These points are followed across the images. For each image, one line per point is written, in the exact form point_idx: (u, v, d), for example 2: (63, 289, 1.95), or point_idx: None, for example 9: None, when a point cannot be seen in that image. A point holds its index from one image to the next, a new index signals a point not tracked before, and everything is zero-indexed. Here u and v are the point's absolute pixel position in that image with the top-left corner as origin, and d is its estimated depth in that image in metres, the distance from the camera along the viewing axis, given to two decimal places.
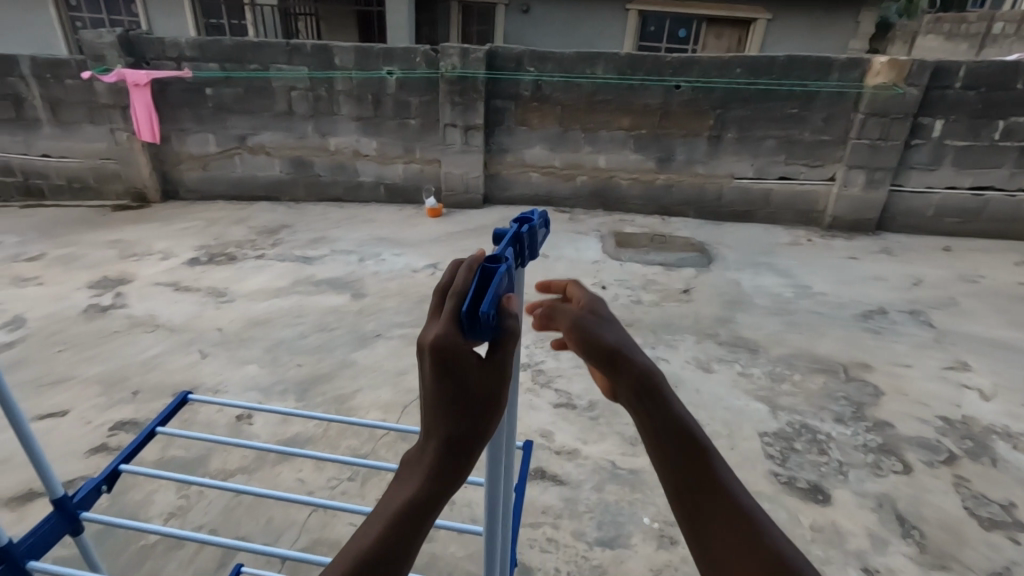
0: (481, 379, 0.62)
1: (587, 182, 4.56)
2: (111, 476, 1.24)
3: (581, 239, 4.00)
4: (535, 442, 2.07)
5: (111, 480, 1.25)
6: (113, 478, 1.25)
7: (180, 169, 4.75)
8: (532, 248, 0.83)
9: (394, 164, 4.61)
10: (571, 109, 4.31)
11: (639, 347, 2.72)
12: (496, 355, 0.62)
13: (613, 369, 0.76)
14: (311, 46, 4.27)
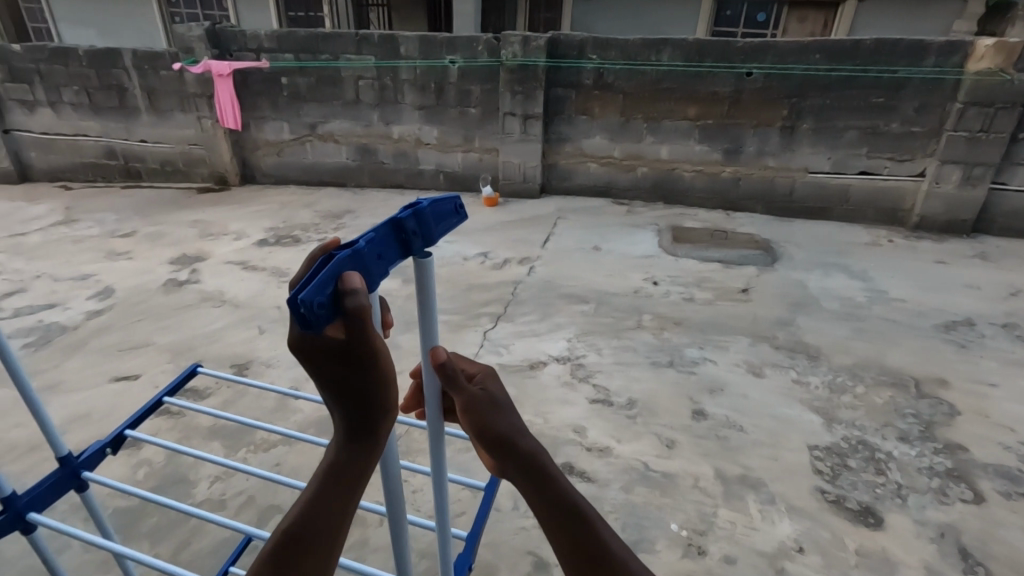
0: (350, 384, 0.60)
1: (648, 173, 4.42)
2: (116, 440, 1.21)
3: (637, 233, 3.89)
4: (566, 437, 2.04)
5: (120, 440, 1.22)
6: (121, 443, 1.22)
7: (257, 155, 5.04)
8: (432, 232, 0.66)
9: (454, 153, 4.66)
10: (634, 97, 4.18)
11: (686, 346, 2.61)
12: (352, 343, 0.57)
13: (484, 438, 0.69)
14: (379, 36, 4.36)
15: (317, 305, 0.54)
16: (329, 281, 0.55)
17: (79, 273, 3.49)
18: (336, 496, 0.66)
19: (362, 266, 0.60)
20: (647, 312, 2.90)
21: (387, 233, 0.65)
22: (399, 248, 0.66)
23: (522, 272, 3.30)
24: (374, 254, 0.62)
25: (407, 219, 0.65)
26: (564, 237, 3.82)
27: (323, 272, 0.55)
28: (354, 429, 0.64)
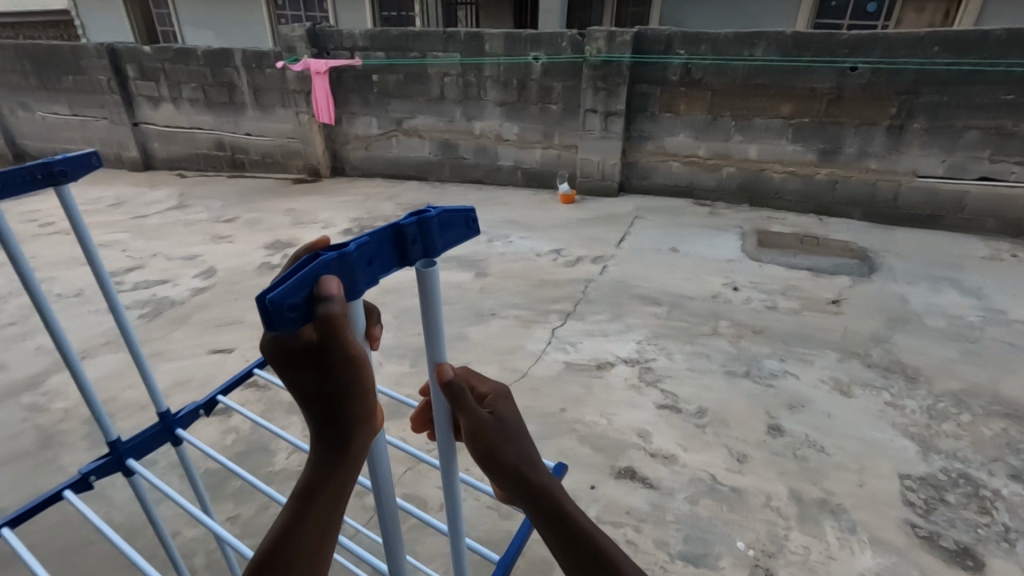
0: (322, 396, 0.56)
1: (734, 173, 4.22)
2: (209, 403, 1.31)
3: (718, 235, 3.73)
4: (630, 441, 1.99)
5: (212, 405, 1.32)
6: (214, 406, 1.33)
7: (347, 148, 5.31)
8: (435, 242, 0.61)
9: (532, 149, 4.68)
10: (723, 94, 4.00)
11: (765, 357, 2.47)
12: (326, 354, 0.53)
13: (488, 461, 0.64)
14: (465, 34, 4.45)
15: (284, 310, 0.52)
16: (303, 286, 0.52)
17: (188, 253, 3.84)
18: (314, 514, 0.61)
19: (347, 272, 0.56)
20: (725, 319, 2.77)
21: (388, 239, 0.60)
22: (396, 253, 0.61)
23: (595, 270, 3.26)
24: (363, 259, 0.57)
25: (410, 227, 0.60)
26: (640, 236, 3.72)
27: (297, 277, 0.52)
28: (324, 439, 0.59)
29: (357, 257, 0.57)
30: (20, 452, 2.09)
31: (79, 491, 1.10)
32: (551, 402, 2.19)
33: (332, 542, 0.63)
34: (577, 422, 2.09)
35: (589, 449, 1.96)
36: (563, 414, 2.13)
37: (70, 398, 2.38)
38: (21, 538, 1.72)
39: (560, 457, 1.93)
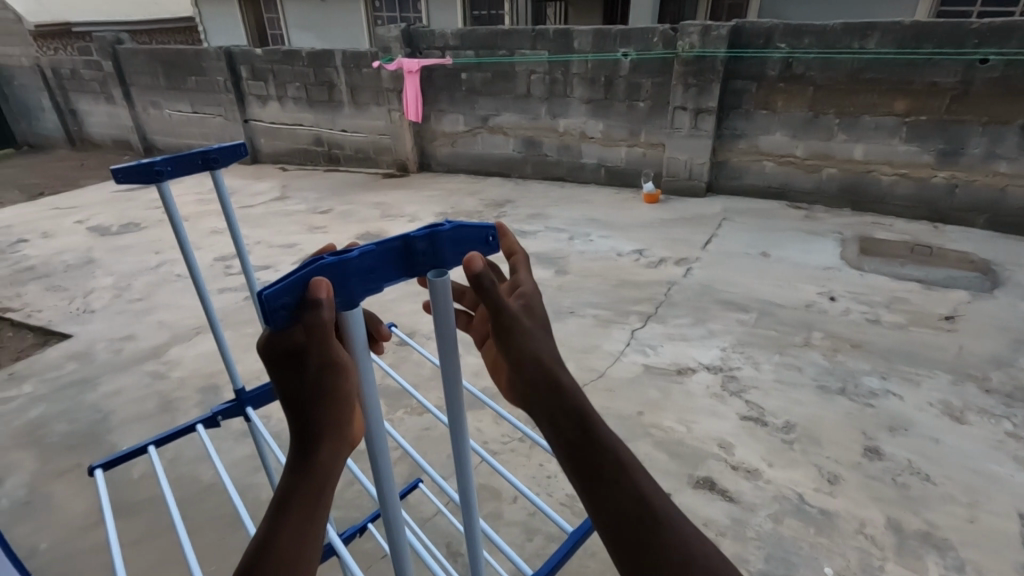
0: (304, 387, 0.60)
1: (835, 175, 3.94)
2: None
3: (814, 241, 3.50)
4: (709, 451, 1.93)
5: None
6: None
7: (434, 145, 5.48)
8: (442, 256, 0.65)
9: (617, 147, 4.61)
10: (827, 89, 3.74)
11: (863, 373, 2.30)
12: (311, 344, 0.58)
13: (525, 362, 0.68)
14: (554, 31, 4.45)
15: (278, 307, 0.58)
16: (298, 288, 0.58)
17: (287, 242, 4.13)
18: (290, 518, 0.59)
19: (344, 280, 0.60)
20: (819, 330, 2.60)
21: (397, 250, 0.64)
22: (404, 265, 0.64)
23: (678, 273, 3.17)
24: (365, 269, 0.62)
25: (419, 239, 0.64)
26: (728, 239, 3.57)
27: (293, 278, 0.58)
28: (299, 438, 0.61)
29: (359, 266, 0.61)
30: (144, 414, 2.35)
31: (209, 429, 1.20)
32: (628, 404, 2.16)
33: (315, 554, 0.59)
34: (654, 426, 2.05)
35: (665, 455, 1.92)
36: (640, 417, 2.10)
37: (185, 369, 2.64)
38: (144, 490, 1.94)
39: None
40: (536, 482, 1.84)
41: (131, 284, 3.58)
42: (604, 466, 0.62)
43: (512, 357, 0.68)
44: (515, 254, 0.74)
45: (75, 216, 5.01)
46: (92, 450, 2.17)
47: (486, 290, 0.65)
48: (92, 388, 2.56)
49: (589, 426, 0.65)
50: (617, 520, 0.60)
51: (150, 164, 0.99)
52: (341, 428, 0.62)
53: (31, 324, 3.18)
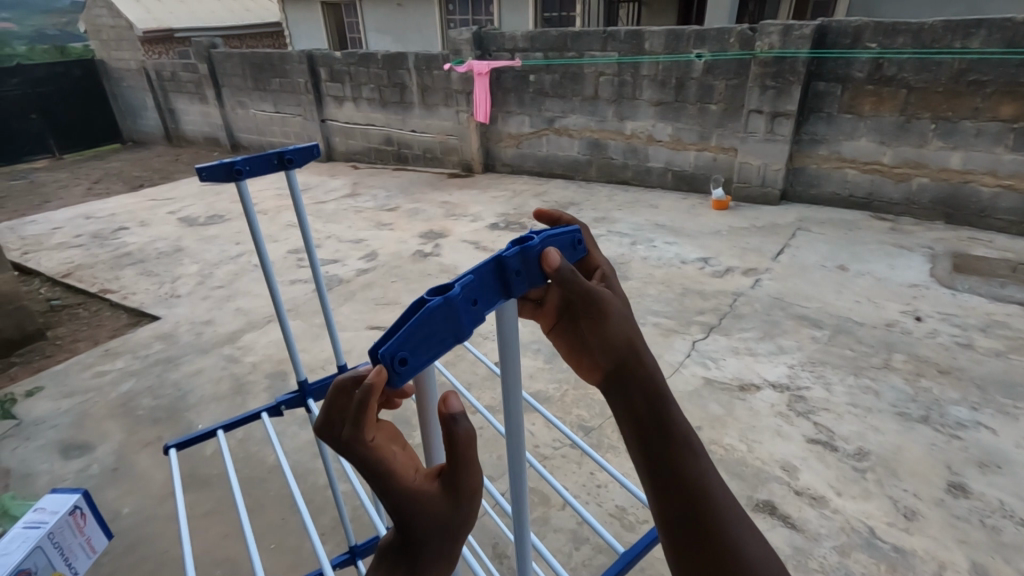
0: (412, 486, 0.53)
1: (927, 185, 3.65)
2: None
3: (900, 255, 3.25)
4: (772, 472, 1.84)
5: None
6: None
7: (500, 146, 5.53)
8: (535, 274, 0.64)
9: (686, 151, 4.47)
10: (923, 93, 3.47)
11: (950, 402, 2.11)
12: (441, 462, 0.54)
13: (595, 340, 0.62)
14: (625, 32, 4.36)
15: (399, 359, 0.53)
16: (415, 330, 0.54)
17: (356, 237, 4.28)
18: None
19: (454, 313, 0.57)
20: (901, 351, 2.42)
21: (490, 274, 0.62)
22: (499, 288, 0.63)
23: (746, 284, 3.04)
24: (470, 298, 0.59)
25: (511, 260, 0.62)
26: (803, 250, 3.38)
27: (411, 323, 0.54)
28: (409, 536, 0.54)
29: (463, 295, 0.58)
30: (219, 395, 2.51)
31: (272, 417, 1.26)
32: (686, 418, 2.09)
33: None
34: (713, 443, 1.97)
35: (725, 474, 1.84)
36: (698, 432, 2.02)
37: (257, 354, 2.80)
38: (215, 465, 2.06)
39: None
40: (584, 491, 1.81)
41: (213, 272, 3.83)
42: (653, 431, 0.61)
43: (594, 338, 0.62)
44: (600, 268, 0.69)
45: (169, 207, 5.43)
46: (172, 425, 2.34)
47: (566, 278, 0.61)
48: (175, 368, 2.76)
49: (660, 404, 0.62)
50: (672, 504, 0.59)
51: (232, 164, 1.05)
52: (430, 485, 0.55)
53: (127, 305, 3.48)
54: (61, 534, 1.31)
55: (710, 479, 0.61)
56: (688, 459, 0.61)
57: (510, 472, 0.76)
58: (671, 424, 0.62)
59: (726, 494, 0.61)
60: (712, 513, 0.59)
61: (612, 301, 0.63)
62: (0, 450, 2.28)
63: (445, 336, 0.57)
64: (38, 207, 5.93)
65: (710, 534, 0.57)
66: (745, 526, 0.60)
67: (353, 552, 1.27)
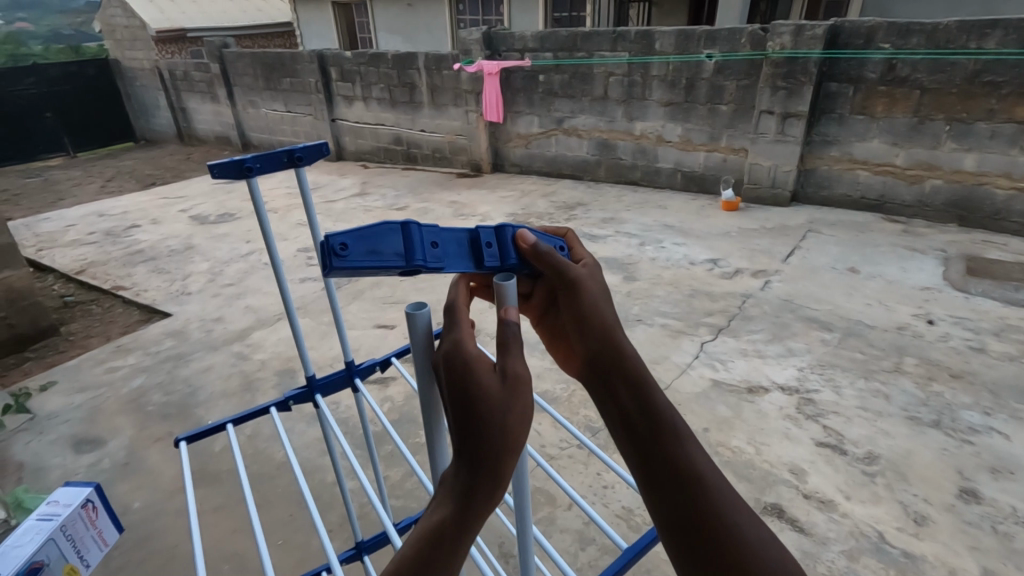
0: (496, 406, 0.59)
1: (941, 187, 3.62)
2: (399, 353, 1.38)
3: (912, 258, 3.22)
4: (780, 475, 1.82)
5: (388, 362, 1.36)
6: (404, 354, 1.39)
7: (509, 146, 5.53)
8: (507, 249, 0.70)
9: (696, 151, 4.45)
10: (937, 94, 3.44)
11: (962, 406, 2.09)
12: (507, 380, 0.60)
13: (577, 325, 0.66)
14: (635, 32, 4.35)
15: (340, 245, 0.60)
16: (365, 232, 0.62)
17: None
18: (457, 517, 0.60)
19: (410, 239, 0.64)
20: (912, 355, 2.39)
21: (462, 242, 0.69)
22: (470, 257, 0.69)
23: (755, 285, 3.02)
24: (430, 240, 0.66)
25: (484, 233, 0.70)
26: (813, 252, 3.36)
27: (362, 225, 0.62)
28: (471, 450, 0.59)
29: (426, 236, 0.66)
30: (228, 391, 2.53)
31: (280, 412, 1.27)
32: (694, 419, 2.08)
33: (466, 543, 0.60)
34: (720, 445, 1.96)
35: (732, 476, 1.83)
36: (706, 434, 2.01)
37: (266, 352, 2.82)
38: (224, 461, 2.08)
39: None
40: (591, 491, 1.81)
41: (224, 270, 3.87)
42: (639, 423, 0.61)
43: (575, 316, 0.66)
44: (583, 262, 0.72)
45: (181, 206, 5.48)
46: (182, 421, 2.36)
47: (541, 256, 0.68)
48: (186, 364, 2.79)
49: (644, 397, 0.62)
50: (663, 499, 0.59)
51: (242, 161, 1.06)
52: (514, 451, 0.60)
53: (139, 302, 3.51)
54: (73, 526, 1.33)
55: (703, 470, 0.60)
56: (678, 450, 0.60)
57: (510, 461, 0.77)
58: (658, 415, 0.61)
59: (722, 484, 0.59)
60: (704, 504, 0.57)
61: (586, 281, 0.67)
62: (14, 444, 2.31)
63: (395, 253, 0.63)
64: (53, 204, 6.00)
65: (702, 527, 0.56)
66: (742, 516, 0.58)
67: (360, 548, 1.28)
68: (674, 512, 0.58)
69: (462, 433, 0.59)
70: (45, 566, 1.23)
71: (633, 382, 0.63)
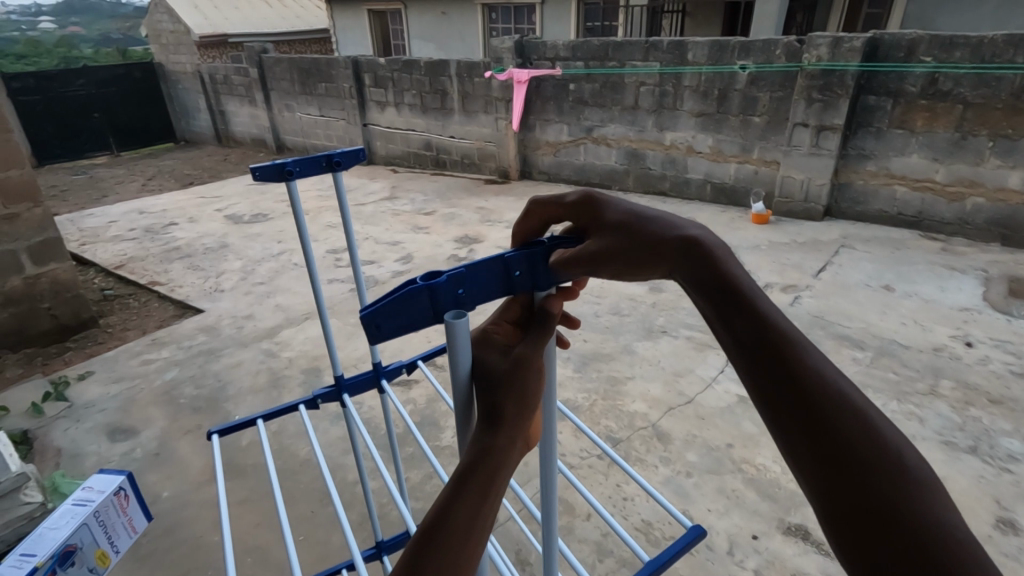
0: (511, 381, 0.63)
1: (983, 206, 3.51)
2: (427, 356, 1.38)
3: (951, 277, 3.12)
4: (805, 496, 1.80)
5: (415, 365, 1.37)
6: (431, 355, 1.39)
7: (537, 154, 5.54)
8: (537, 277, 0.70)
9: (727, 163, 4.41)
10: (981, 109, 3.34)
11: (1001, 433, 2.01)
12: (519, 363, 0.63)
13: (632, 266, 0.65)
14: (668, 42, 4.32)
15: (374, 323, 0.65)
16: (391, 308, 0.64)
17: (393, 240, 4.37)
18: (467, 496, 0.60)
19: (435, 296, 0.65)
20: (948, 378, 2.31)
21: (491, 273, 0.69)
22: (499, 285, 0.70)
23: (785, 300, 2.97)
24: (458, 291, 0.67)
25: (514, 261, 0.69)
26: (847, 268, 3.28)
27: (387, 300, 0.64)
28: (486, 419, 0.63)
29: (452, 284, 0.67)
30: (256, 388, 2.59)
31: (308, 410, 1.29)
32: (717, 435, 2.07)
33: (482, 533, 0.59)
34: (745, 463, 1.94)
35: (755, 494, 1.82)
36: (730, 450, 2.00)
37: (294, 350, 2.88)
38: (250, 456, 2.13)
39: (722, 495, 1.82)
40: (611, 502, 1.80)
41: (255, 269, 3.96)
42: (754, 329, 0.56)
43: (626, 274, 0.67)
44: (586, 206, 0.70)
45: (216, 205, 5.64)
46: (211, 414, 2.43)
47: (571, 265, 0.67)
48: (217, 359, 2.86)
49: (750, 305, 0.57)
50: (782, 409, 0.53)
51: (283, 164, 1.07)
52: (525, 417, 0.63)
53: (174, 298, 3.62)
54: (106, 513, 1.38)
55: (831, 372, 0.54)
56: (793, 354, 0.55)
57: (543, 476, 0.80)
58: (770, 318, 0.57)
59: (846, 388, 0.54)
60: (831, 406, 0.52)
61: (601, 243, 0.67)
62: (54, 430, 2.41)
63: (424, 313, 0.66)
64: (97, 201, 6.24)
65: (834, 435, 0.51)
66: (872, 424, 0.52)
67: (380, 547, 1.30)
68: (796, 416, 0.52)
69: (487, 400, 0.63)
70: (78, 550, 1.28)
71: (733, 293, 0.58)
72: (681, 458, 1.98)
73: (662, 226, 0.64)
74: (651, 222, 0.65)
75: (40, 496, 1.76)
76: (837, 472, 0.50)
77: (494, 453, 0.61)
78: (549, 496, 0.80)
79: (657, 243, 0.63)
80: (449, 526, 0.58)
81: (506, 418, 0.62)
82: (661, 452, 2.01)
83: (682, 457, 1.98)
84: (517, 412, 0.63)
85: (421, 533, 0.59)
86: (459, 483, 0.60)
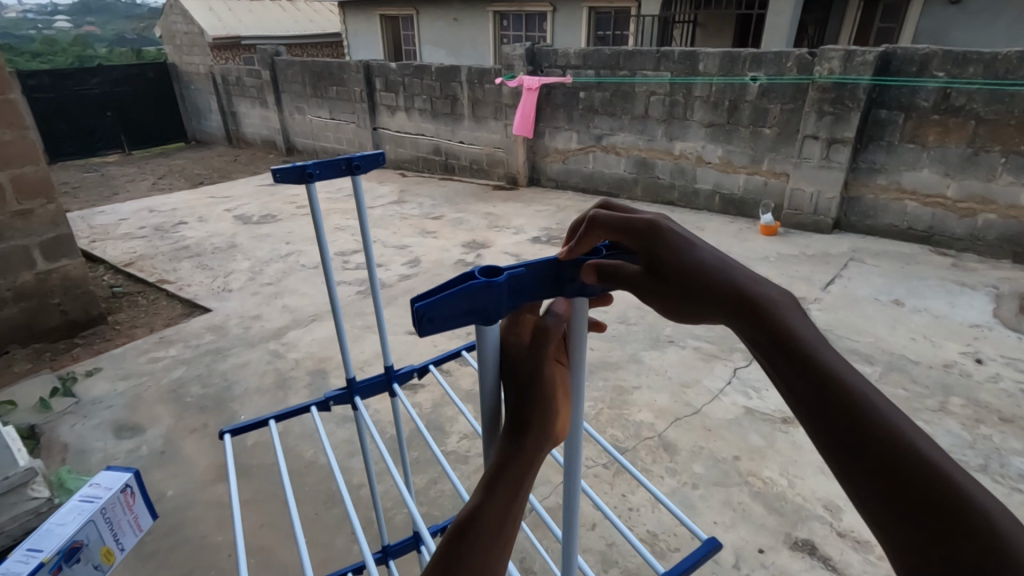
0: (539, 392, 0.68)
1: (994, 222, 3.49)
2: (439, 359, 1.38)
3: (961, 293, 3.10)
4: (813, 511, 1.79)
5: (426, 370, 1.36)
6: (443, 360, 1.39)
7: (546, 161, 5.56)
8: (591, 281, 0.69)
9: (736, 173, 4.41)
10: (993, 125, 3.33)
11: (1013, 452, 1.99)
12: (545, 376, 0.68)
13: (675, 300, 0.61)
14: (679, 53, 4.33)
15: (427, 317, 0.62)
16: (449, 302, 0.62)
17: (401, 243, 4.38)
18: (499, 496, 0.65)
19: (493, 295, 0.64)
20: (959, 395, 2.29)
21: (545, 276, 0.68)
22: (550, 291, 0.69)
23: None
24: (513, 291, 0.66)
25: (568, 267, 0.68)
26: (856, 282, 3.26)
27: (446, 294, 0.61)
28: (516, 427, 0.68)
29: (509, 285, 0.65)
30: (262, 388, 2.59)
31: (320, 412, 1.29)
32: (724, 447, 2.06)
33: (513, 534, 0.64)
34: (752, 475, 1.93)
35: (762, 507, 1.81)
36: (737, 463, 1.98)
37: (301, 351, 2.89)
38: (256, 456, 2.13)
39: (728, 507, 1.81)
40: (616, 513, 1.79)
41: (263, 270, 3.98)
42: (813, 371, 0.54)
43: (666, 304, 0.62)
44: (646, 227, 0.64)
45: (226, 205, 5.67)
46: (217, 414, 2.43)
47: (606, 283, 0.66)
48: (224, 358, 2.87)
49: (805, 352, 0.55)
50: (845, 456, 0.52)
51: (303, 167, 1.08)
52: (553, 426, 0.69)
53: (182, 296, 3.65)
54: (112, 510, 1.38)
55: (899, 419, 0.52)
56: (856, 403, 0.53)
57: (565, 494, 0.79)
58: (827, 364, 0.55)
59: (916, 436, 0.52)
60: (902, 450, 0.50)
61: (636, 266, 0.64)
62: (61, 425, 2.42)
63: (477, 311, 0.64)
64: (108, 199, 6.30)
65: (904, 483, 0.49)
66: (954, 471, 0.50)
67: (387, 552, 1.29)
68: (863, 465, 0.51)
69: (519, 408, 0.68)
70: (84, 547, 1.28)
71: (789, 342, 0.56)
72: (687, 470, 1.96)
73: (714, 261, 0.62)
74: (704, 257, 0.62)
75: (47, 491, 1.77)
76: (911, 525, 0.48)
77: (526, 457, 0.67)
78: (569, 510, 0.79)
79: (704, 286, 0.59)
80: (484, 528, 0.63)
81: (535, 427, 0.68)
82: (667, 463, 2.00)
83: (689, 468, 1.97)
84: (546, 422, 0.68)
85: (456, 531, 0.63)
86: (493, 487, 0.65)
